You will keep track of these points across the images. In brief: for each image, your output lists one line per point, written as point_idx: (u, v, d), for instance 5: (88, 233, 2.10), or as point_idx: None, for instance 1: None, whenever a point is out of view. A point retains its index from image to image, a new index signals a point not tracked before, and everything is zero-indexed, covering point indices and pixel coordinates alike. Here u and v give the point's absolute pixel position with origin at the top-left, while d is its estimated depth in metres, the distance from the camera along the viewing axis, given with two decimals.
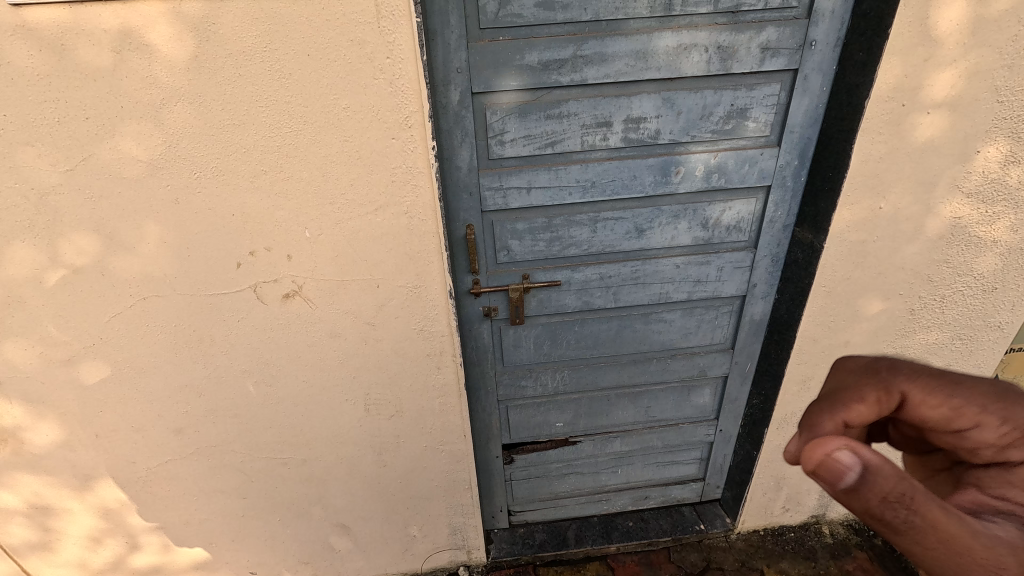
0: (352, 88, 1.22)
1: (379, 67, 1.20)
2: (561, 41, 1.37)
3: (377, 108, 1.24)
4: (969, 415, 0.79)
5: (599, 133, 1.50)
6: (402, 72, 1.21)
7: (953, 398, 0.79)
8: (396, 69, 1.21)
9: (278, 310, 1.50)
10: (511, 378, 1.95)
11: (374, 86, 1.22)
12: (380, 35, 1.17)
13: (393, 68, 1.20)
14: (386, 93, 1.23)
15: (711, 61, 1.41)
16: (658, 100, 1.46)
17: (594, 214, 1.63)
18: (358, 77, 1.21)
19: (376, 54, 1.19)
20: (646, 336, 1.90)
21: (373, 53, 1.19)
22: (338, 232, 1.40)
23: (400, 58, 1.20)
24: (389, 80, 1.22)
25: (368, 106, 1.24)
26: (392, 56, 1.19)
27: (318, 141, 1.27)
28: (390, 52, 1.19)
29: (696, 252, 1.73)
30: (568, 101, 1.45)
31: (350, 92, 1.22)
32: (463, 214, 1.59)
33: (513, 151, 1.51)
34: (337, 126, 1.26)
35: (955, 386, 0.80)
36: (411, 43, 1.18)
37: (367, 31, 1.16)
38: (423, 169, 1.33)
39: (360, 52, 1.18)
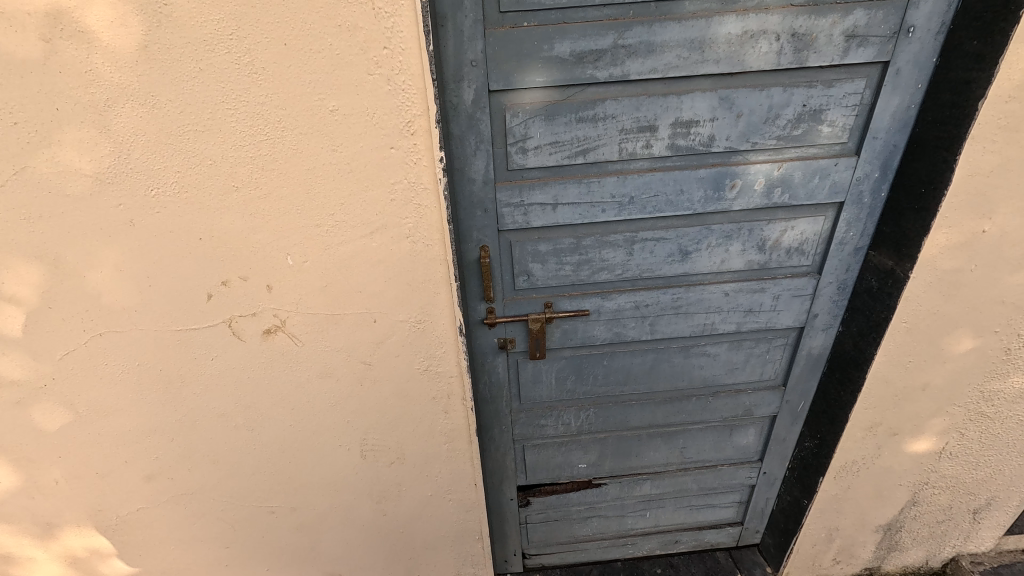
0: (342, 87, 0.98)
1: (374, 59, 0.95)
2: (600, 28, 1.12)
3: (372, 110, 1.00)
4: None
5: (641, 141, 1.25)
6: (404, 65, 0.96)
7: None
8: (395, 62, 0.96)
9: (259, 347, 1.28)
10: (529, 417, 1.71)
11: (369, 83, 0.98)
12: (376, 19, 0.92)
13: (392, 60, 0.96)
14: (384, 92, 0.98)
15: (782, 53, 1.15)
16: (714, 99, 1.20)
17: (631, 235, 1.38)
18: (348, 72, 0.96)
19: (370, 43, 0.94)
20: (685, 371, 1.65)
21: (367, 41, 0.94)
22: (328, 259, 1.16)
23: (400, 48, 0.95)
24: (386, 76, 0.97)
25: (361, 109, 1.00)
26: (391, 45, 0.94)
27: (302, 151, 1.03)
28: (388, 39, 0.94)
29: (749, 279, 1.48)
30: (604, 102, 1.20)
31: (339, 92, 0.98)
32: (477, 233, 1.36)
33: (537, 161, 1.27)
34: (323, 133, 1.02)
35: None
36: (414, 29, 0.94)
37: (359, 13, 0.91)
38: (429, 185, 1.09)
39: (351, 41, 0.94)
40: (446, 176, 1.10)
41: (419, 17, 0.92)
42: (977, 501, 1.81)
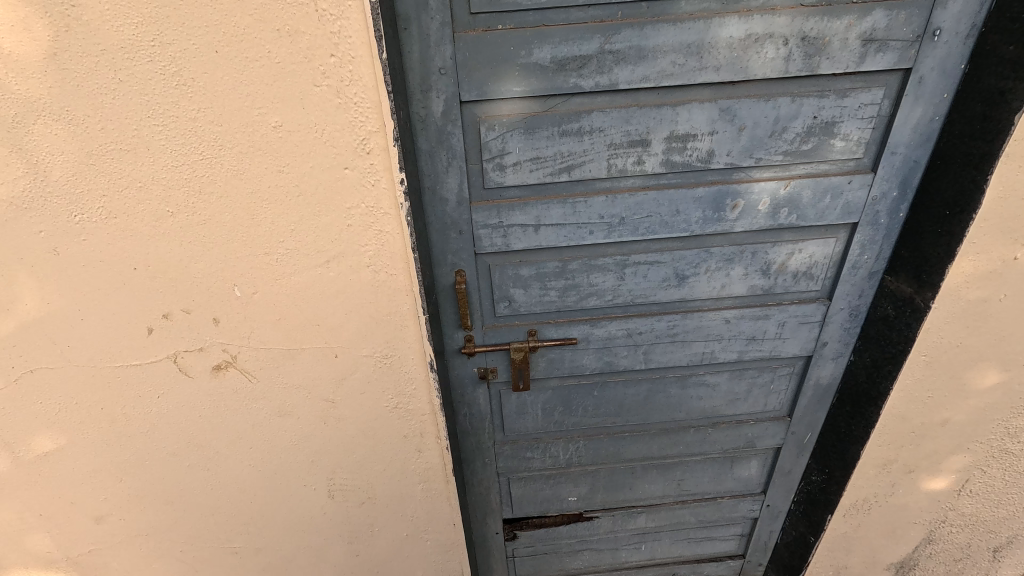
0: (285, 100, 0.85)
1: (320, 69, 0.83)
2: (584, 32, 0.99)
3: (321, 127, 0.88)
4: None
5: (632, 157, 1.12)
6: (355, 76, 0.84)
7: None
8: (344, 72, 0.83)
9: (209, 385, 1.16)
10: (514, 449, 1.58)
11: (316, 97, 0.85)
12: (320, 23, 0.80)
13: (340, 70, 0.83)
14: (333, 106, 0.86)
15: (791, 59, 1.02)
16: (713, 111, 1.07)
17: (622, 259, 1.26)
18: (291, 84, 0.84)
19: (315, 50, 0.81)
20: (682, 401, 1.52)
21: (311, 49, 0.81)
22: (280, 289, 1.04)
23: (350, 57, 0.82)
24: (335, 88, 0.84)
25: (308, 125, 0.87)
26: (339, 52, 0.82)
27: (243, 173, 0.91)
28: (335, 46, 0.81)
29: (752, 305, 1.35)
30: (590, 114, 1.07)
31: (282, 106, 0.86)
32: (451, 257, 1.23)
33: (516, 179, 1.14)
34: (267, 152, 0.90)
35: None
36: (365, 34, 0.81)
37: (300, 16, 0.79)
38: (390, 210, 0.96)
39: (292, 48, 0.81)
40: (410, 199, 0.98)
41: (370, 21, 0.80)
42: (998, 540, 1.67)
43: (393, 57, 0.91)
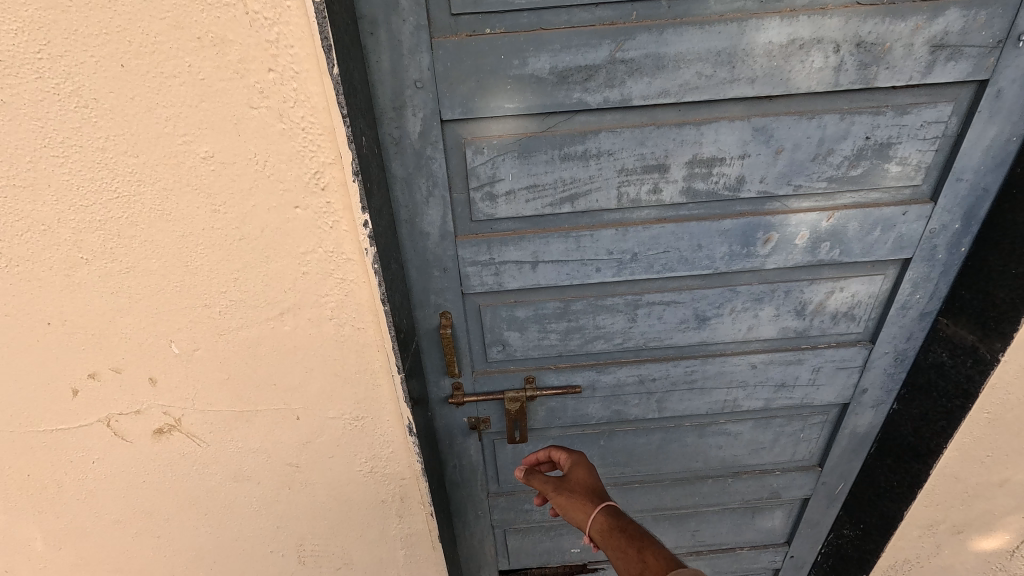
0: (215, 126, 0.68)
1: (255, 86, 0.65)
2: (591, 37, 0.81)
3: (262, 157, 0.70)
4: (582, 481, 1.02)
5: (647, 184, 0.95)
6: (300, 96, 0.66)
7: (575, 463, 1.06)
8: (287, 91, 0.66)
9: (152, 449, 0.99)
10: (511, 501, 1.41)
11: (253, 121, 0.68)
12: (251, 28, 0.62)
13: (281, 88, 0.65)
14: (275, 133, 0.68)
15: (842, 69, 0.84)
16: (745, 131, 0.90)
17: (633, 299, 1.08)
18: (220, 104, 0.67)
19: (248, 64, 0.64)
20: (700, 451, 1.35)
21: (243, 63, 0.64)
22: (226, 346, 0.87)
23: (292, 71, 0.64)
24: (276, 110, 0.67)
25: (246, 155, 0.70)
26: (278, 66, 0.64)
27: (169, 213, 0.74)
28: (272, 57, 0.64)
29: (783, 349, 1.17)
30: (597, 134, 0.89)
31: (211, 133, 0.68)
32: (435, 297, 1.06)
33: (510, 210, 0.96)
34: (197, 189, 0.72)
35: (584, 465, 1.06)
36: (309, 42, 0.63)
37: (224, 19, 0.61)
38: (353, 255, 0.79)
39: (219, 61, 0.64)
40: (379, 241, 0.80)
41: (315, 25, 0.62)
42: None
43: (354, 70, 0.73)
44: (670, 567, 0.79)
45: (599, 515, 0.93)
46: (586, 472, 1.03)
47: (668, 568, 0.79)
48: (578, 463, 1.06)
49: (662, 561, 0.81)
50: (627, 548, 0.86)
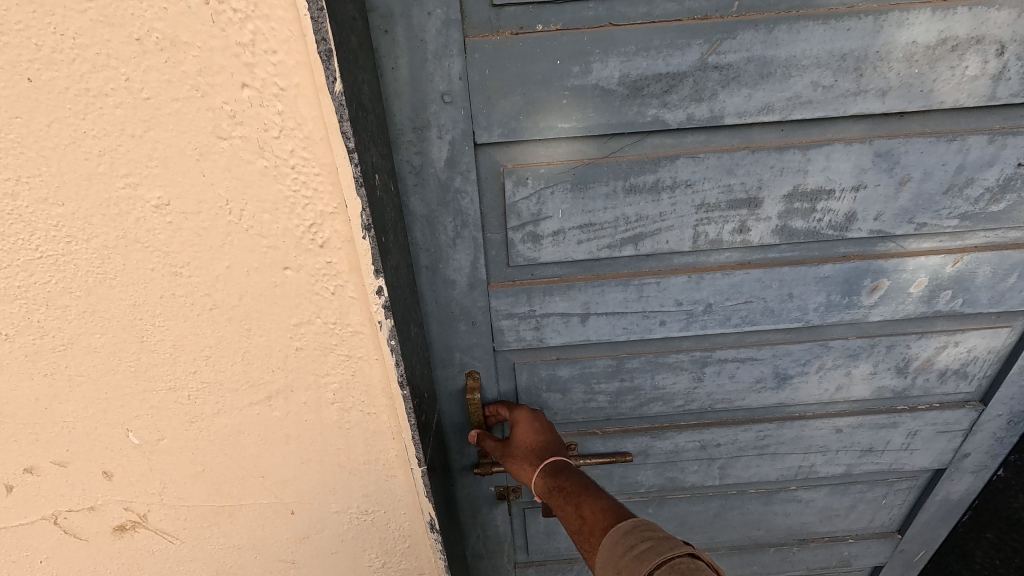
0: (170, 164, 0.48)
1: (222, 108, 0.46)
2: (677, 37, 0.61)
3: (236, 205, 0.50)
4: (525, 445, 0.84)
5: (732, 222, 0.75)
6: (288, 122, 0.46)
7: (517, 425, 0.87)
8: (268, 115, 0.46)
9: (113, 547, 0.80)
10: (541, 572, 1.22)
11: (222, 156, 0.48)
12: (214, 25, 0.42)
13: (260, 111, 0.46)
14: (253, 173, 0.49)
15: (1004, 78, 0.64)
16: (864, 156, 0.70)
17: (701, 355, 0.89)
18: (175, 134, 0.47)
19: (212, 76, 0.44)
20: (763, 519, 1.16)
21: (204, 76, 0.44)
22: (199, 435, 0.68)
23: (275, 87, 0.45)
24: (253, 142, 0.47)
25: (214, 203, 0.50)
26: (255, 80, 0.44)
27: (113, 278, 0.54)
28: (245, 67, 0.44)
29: (874, 409, 0.98)
30: (675, 161, 0.69)
31: (164, 174, 0.49)
32: (461, 355, 0.86)
33: (557, 253, 0.77)
34: (148, 246, 0.53)
35: (528, 422, 0.87)
36: (298, 45, 0.43)
37: (171, 12, 0.41)
38: (362, 327, 0.59)
39: (168, 73, 0.44)
40: (397, 308, 0.60)
41: (306, 19, 0.41)
42: None
43: (363, 81, 0.53)
44: (606, 520, 0.68)
45: (539, 477, 0.80)
46: (527, 428, 0.86)
47: (604, 521, 0.68)
48: (518, 418, 0.87)
49: (599, 512, 0.70)
50: (567, 506, 0.75)
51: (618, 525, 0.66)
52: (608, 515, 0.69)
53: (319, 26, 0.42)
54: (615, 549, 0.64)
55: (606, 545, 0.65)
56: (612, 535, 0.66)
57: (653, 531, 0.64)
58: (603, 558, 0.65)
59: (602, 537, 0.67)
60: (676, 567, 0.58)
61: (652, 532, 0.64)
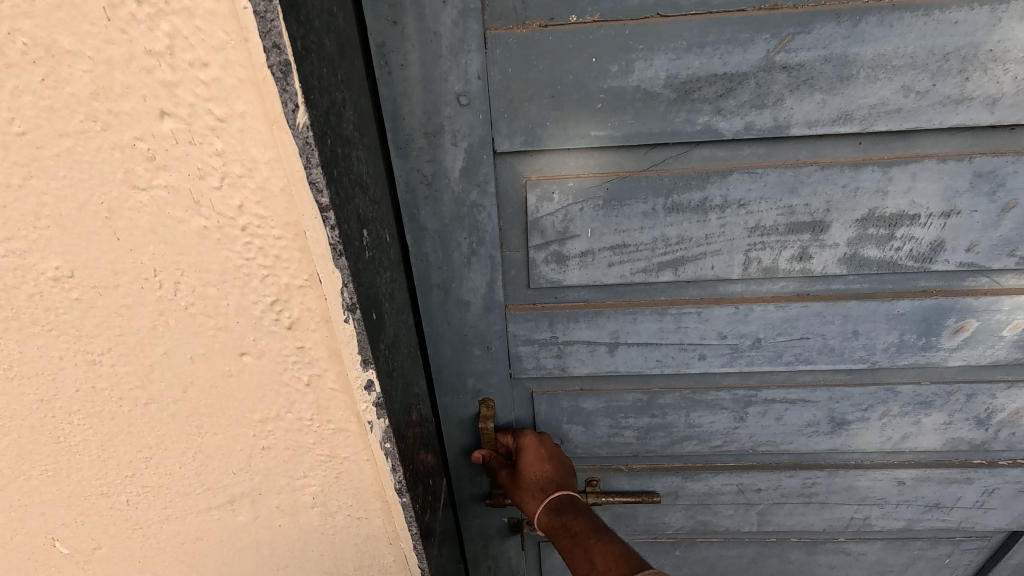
0: (84, 226, 0.43)
1: (136, 146, 0.39)
2: (740, 31, 0.50)
3: (171, 277, 0.46)
4: (533, 478, 0.77)
5: (792, 248, 0.64)
6: (234, 168, 0.40)
7: (523, 453, 0.78)
8: (205, 157, 0.39)
9: None
10: None
11: (142, 212, 0.43)
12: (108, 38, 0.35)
13: (191, 151, 0.39)
14: (189, 234, 0.43)
15: None
16: (960, 176, 0.58)
17: (743, 395, 0.78)
18: (71, 182, 0.41)
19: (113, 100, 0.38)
20: (805, 570, 1.04)
21: (102, 100, 0.38)
22: (163, 512, 0.67)
23: (210, 117, 0.38)
24: (186, 193, 0.41)
25: (141, 275, 0.46)
26: (177, 112, 0.38)
27: (56, 370, 0.52)
28: (166, 90, 0.37)
29: (946, 462, 0.86)
30: (727, 177, 0.59)
31: (68, 243, 0.44)
32: (475, 381, 0.78)
33: (584, 276, 0.68)
34: (73, 335, 0.50)
35: (536, 451, 0.78)
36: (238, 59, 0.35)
37: (41, 8, 0.34)
38: (346, 422, 0.55)
39: (50, 96, 0.38)
40: (387, 370, 0.53)
41: (247, 14, 0.33)
42: None
43: (352, 120, 0.46)
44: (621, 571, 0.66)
45: (546, 514, 0.76)
46: (535, 457, 0.78)
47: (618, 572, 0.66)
48: (524, 445, 0.78)
49: (613, 562, 0.67)
50: (576, 549, 0.72)
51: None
52: (621, 563, 0.67)
53: (264, 26, 0.33)
54: None
55: None
56: None
57: None
58: None
59: None
60: None
61: None
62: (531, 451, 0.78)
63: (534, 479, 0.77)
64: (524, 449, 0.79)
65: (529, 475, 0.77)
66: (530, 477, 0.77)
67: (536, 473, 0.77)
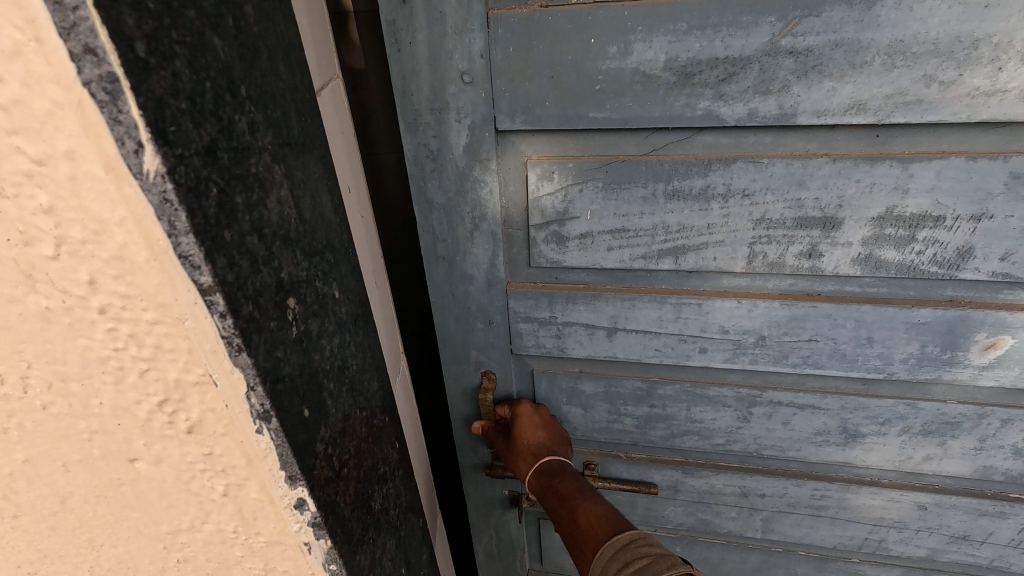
0: None
1: None
2: (743, 13, 0.49)
3: (16, 371, 0.38)
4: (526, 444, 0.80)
5: (800, 244, 0.62)
6: (74, 231, 0.32)
7: (519, 420, 0.82)
8: (29, 216, 0.32)
9: None
10: None
11: None
12: None
13: (9, 210, 0.31)
14: (30, 316, 0.35)
15: None
16: (992, 178, 0.53)
17: (747, 394, 0.76)
18: None
19: None
20: None
21: None
22: None
23: (23, 157, 0.30)
24: (14, 266, 0.33)
25: None
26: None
27: None
28: None
29: (976, 493, 0.79)
30: (730, 165, 0.58)
31: None
32: (477, 353, 0.81)
33: (584, 259, 0.69)
34: None
35: (531, 419, 0.82)
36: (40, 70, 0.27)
37: None
38: (275, 537, 0.47)
39: None
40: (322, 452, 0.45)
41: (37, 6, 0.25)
42: None
43: (267, 162, 0.38)
44: (603, 531, 0.69)
45: (537, 478, 0.79)
46: (530, 425, 0.81)
47: (600, 532, 0.69)
48: (520, 413, 0.82)
49: (596, 523, 0.71)
50: (562, 511, 0.75)
51: (614, 539, 0.67)
52: (603, 525, 0.70)
53: (65, 19, 0.25)
54: (610, 565, 0.65)
55: (600, 557, 0.66)
56: (609, 549, 0.66)
57: (651, 546, 0.65)
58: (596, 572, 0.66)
59: (596, 548, 0.68)
60: None
61: (651, 548, 0.65)
62: (526, 418, 0.82)
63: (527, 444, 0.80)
64: (520, 416, 0.82)
65: (523, 441, 0.81)
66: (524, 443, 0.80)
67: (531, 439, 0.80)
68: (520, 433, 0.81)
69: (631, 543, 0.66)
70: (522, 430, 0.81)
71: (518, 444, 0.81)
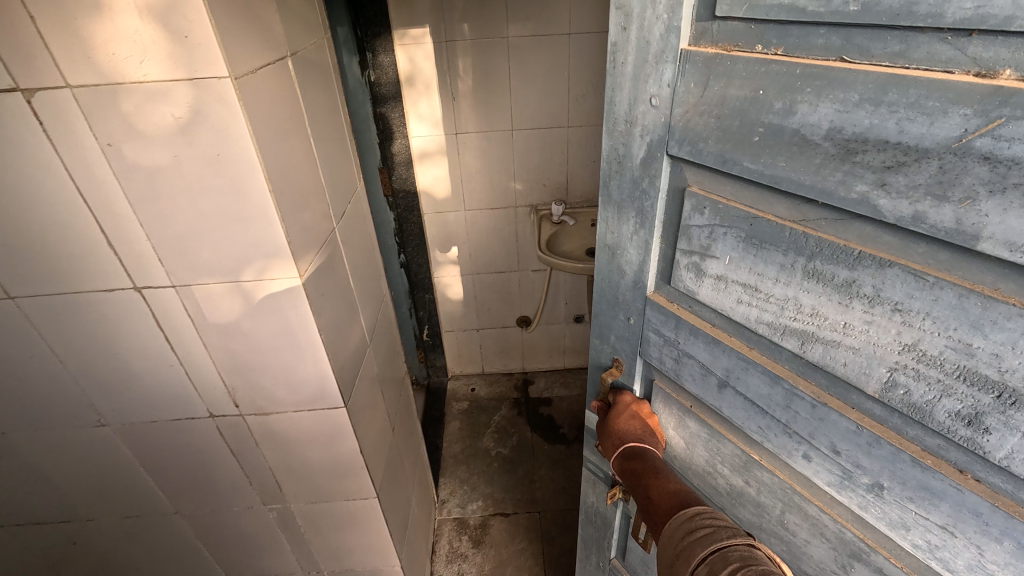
0: None
1: None
2: (928, 97, 0.40)
3: None
4: (617, 427, 0.86)
5: (959, 401, 0.47)
6: None
7: (618, 407, 0.88)
8: None
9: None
10: None
11: None
12: None
13: None
14: None
15: None
16: None
17: (850, 541, 0.62)
18: None
19: None
20: None
21: None
22: None
23: None
24: None
25: None
26: None
27: None
28: None
29: None
30: (884, 268, 0.48)
31: None
32: (613, 339, 0.90)
33: (715, 300, 0.68)
34: None
35: (629, 409, 0.88)
36: None
37: None
38: None
39: None
40: None
41: None
42: None
43: None
44: (671, 504, 0.72)
45: (618, 460, 0.83)
46: (626, 412, 0.87)
47: (669, 505, 0.72)
48: (621, 402, 0.88)
49: (665, 496, 0.73)
50: (636, 487, 0.78)
51: (680, 513, 0.70)
52: (672, 499, 0.73)
53: None
54: (675, 534, 0.69)
55: (667, 529, 0.70)
56: (674, 521, 0.70)
57: (715, 517, 0.67)
58: (665, 539, 0.70)
59: (666, 518, 0.72)
60: (729, 556, 0.61)
61: (712, 516, 0.67)
62: (624, 411, 0.88)
63: (617, 429, 0.86)
64: (621, 408, 0.88)
65: (617, 427, 0.86)
66: (617, 427, 0.86)
67: (621, 428, 0.86)
68: (615, 421, 0.87)
69: (697, 518, 0.68)
70: (618, 419, 0.87)
71: (612, 430, 0.87)
